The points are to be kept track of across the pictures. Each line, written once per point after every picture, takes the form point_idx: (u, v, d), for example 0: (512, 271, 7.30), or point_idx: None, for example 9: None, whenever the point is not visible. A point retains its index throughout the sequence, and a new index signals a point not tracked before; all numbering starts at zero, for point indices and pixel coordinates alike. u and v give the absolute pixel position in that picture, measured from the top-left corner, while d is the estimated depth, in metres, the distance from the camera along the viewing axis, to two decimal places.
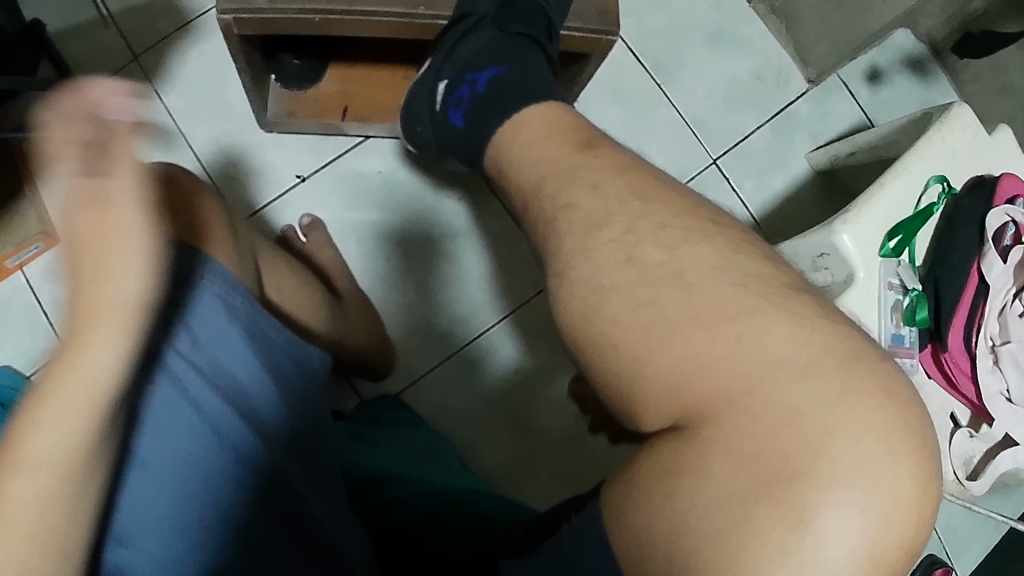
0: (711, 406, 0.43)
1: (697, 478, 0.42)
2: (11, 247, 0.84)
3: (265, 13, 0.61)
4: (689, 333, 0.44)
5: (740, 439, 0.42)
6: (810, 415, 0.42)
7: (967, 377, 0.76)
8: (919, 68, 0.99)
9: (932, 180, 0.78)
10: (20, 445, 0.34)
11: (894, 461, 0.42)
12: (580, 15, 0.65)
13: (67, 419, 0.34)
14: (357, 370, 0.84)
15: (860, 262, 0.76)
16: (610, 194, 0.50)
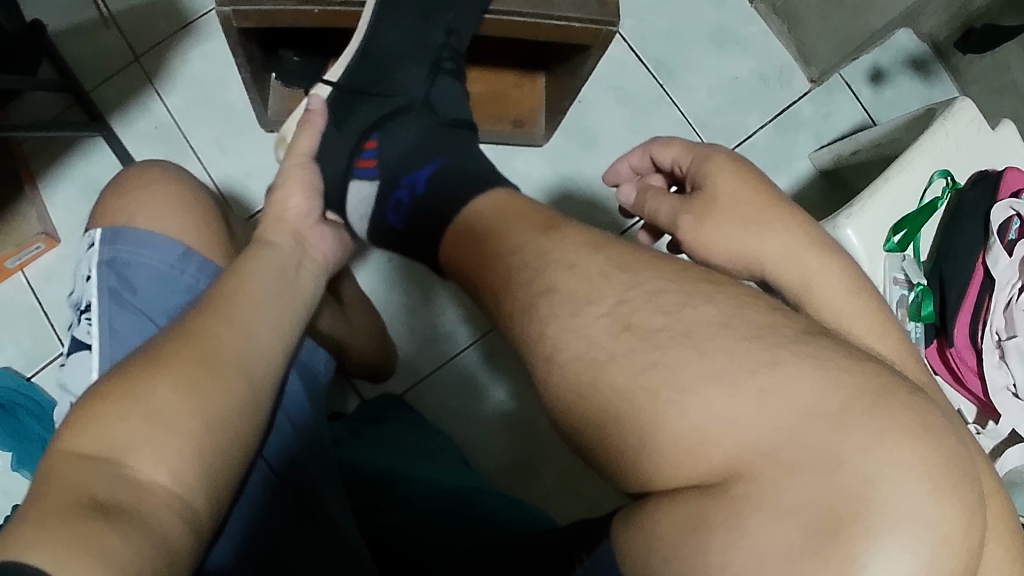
0: (743, 468, 0.34)
1: (729, 535, 0.32)
2: (12, 247, 0.82)
3: (264, 5, 0.62)
4: (704, 392, 0.36)
5: (776, 496, 0.33)
6: (849, 458, 0.32)
7: (973, 373, 0.76)
8: (923, 68, 0.98)
9: (936, 175, 0.77)
10: (194, 335, 0.44)
11: (942, 498, 0.32)
12: (581, 7, 0.66)
13: (230, 333, 0.45)
14: (360, 372, 0.83)
15: (865, 256, 0.76)
16: (592, 271, 0.41)
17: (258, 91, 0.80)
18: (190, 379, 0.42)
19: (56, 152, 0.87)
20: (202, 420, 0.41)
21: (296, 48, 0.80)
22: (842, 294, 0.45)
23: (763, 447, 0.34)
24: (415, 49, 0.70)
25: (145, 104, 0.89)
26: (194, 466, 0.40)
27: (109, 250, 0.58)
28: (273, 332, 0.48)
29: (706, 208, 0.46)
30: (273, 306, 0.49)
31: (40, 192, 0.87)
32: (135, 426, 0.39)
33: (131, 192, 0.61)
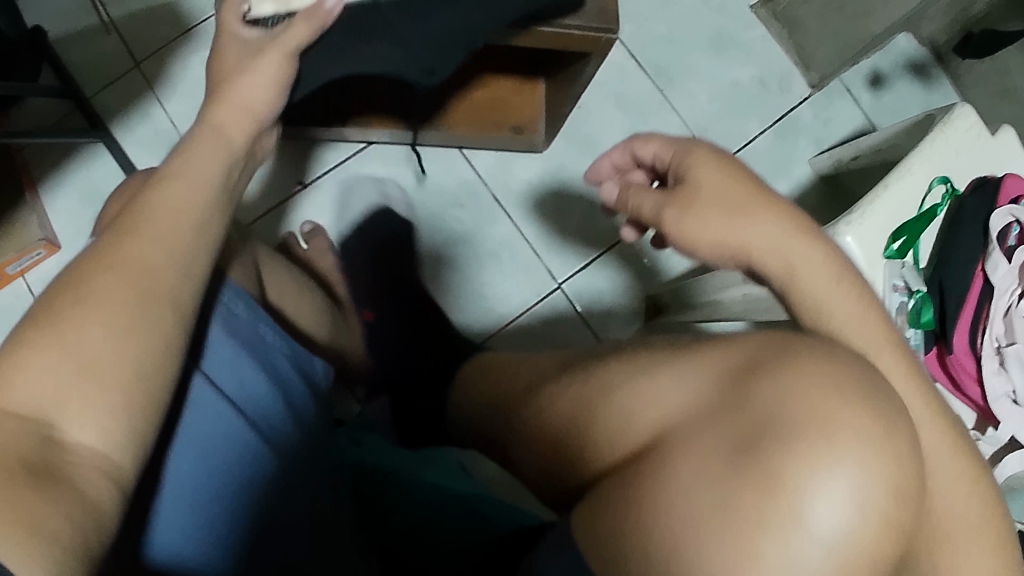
0: (674, 421, 0.40)
1: (660, 476, 0.38)
2: (11, 253, 0.82)
3: None
4: (636, 383, 0.43)
5: (695, 430, 0.38)
6: (750, 381, 0.38)
7: (972, 379, 0.76)
8: (922, 72, 0.98)
9: (937, 181, 0.78)
10: (114, 259, 0.39)
11: (851, 398, 0.36)
12: (581, 14, 0.66)
13: (145, 257, 0.39)
14: (361, 378, 0.82)
15: (865, 262, 0.75)
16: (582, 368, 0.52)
17: None
18: (111, 309, 0.37)
19: (57, 158, 0.88)
20: (131, 361, 0.36)
21: None
22: (826, 281, 0.44)
23: (688, 402, 0.40)
24: (447, 36, 0.61)
25: (145, 110, 0.88)
26: (128, 415, 0.36)
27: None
28: (197, 240, 0.42)
29: (689, 200, 0.44)
30: (195, 218, 0.42)
31: (41, 199, 0.87)
32: (50, 372, 0.35)
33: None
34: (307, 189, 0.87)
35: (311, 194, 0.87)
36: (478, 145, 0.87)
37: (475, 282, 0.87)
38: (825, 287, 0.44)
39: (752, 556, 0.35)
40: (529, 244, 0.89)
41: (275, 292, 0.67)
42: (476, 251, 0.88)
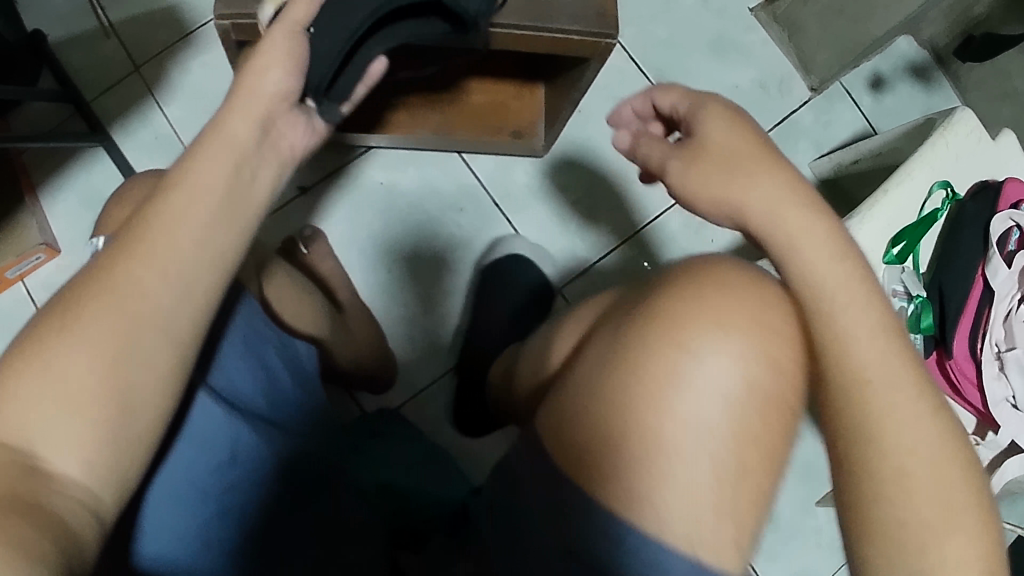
0: (605, 324, 0.48)
1: (586, 359, 0.46)
2: (11, 258, 0.82)
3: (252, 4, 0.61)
4: (587, 319, 0.53)
5: (617, 326, 0.46)
6: (665, 281, 0.46)
7: (972, 385, 0.76)
8: (923, 75, 0.98)
9: (936, 186, 0.77)
10: (114, 285, 0.37)
11: (739, 285, 0.44)
12: (580, 18, 0.66)
13: (148, 286, 0.38)
14: (361, 381, 0.82)
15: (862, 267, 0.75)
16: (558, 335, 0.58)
17: None
18: (96, 349, 0.36)
19: (56, 162, 0.88)
20: (111, 398, 0.36)
21: None
22: (828, 256, 0.43)
23: (619, 310, 0.48)
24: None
25: (144, 114, 0.88)
26: (111, 453, 0.37)
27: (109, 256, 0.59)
28: (202, 257, 0.39)
29: (693, 154, 0.46)
30: (215, 226, 0.40)
31: (41, 203, 0.87)
32: (41, 407, 0.35)
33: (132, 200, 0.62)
34: (306, 193, 0.87)
35: (311, 198, 0.87)
36: (477, 150, 0.87)
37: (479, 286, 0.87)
38: (828, 266, 0.43)
39: (658, 402, 0.42)
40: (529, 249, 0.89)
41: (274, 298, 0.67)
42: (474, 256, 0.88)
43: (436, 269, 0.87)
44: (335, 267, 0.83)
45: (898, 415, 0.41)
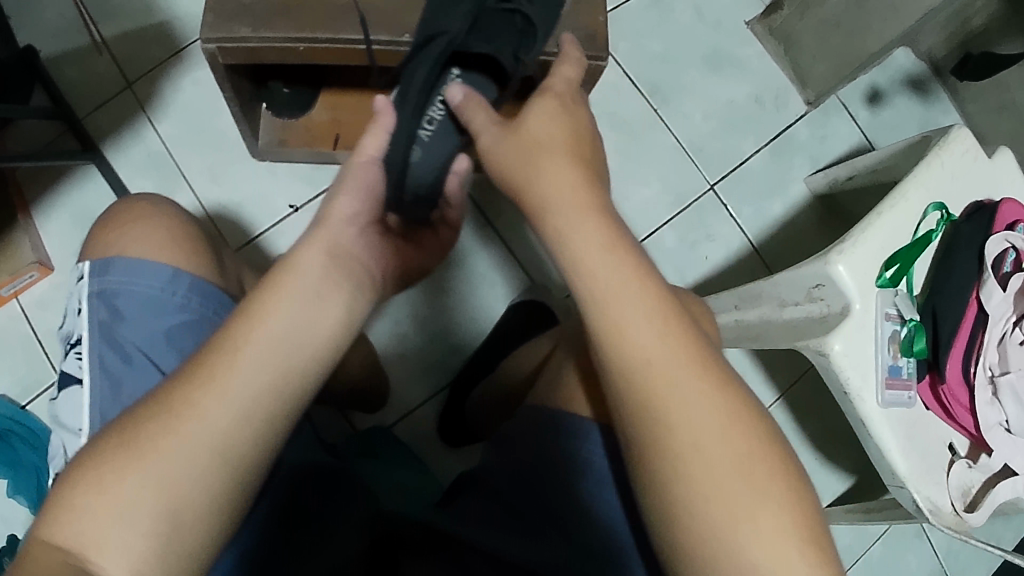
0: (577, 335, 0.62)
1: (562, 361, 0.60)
2: (6, 276, 0.82)
3: (249, 41, 0.70)
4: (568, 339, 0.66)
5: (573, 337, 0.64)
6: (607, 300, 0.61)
7: (964, 409, 0.75)
8: (921, 88, 0.97)
9: (932, 207, 0.76)
10: (191, 412, 0.39)
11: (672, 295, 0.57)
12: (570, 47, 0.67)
13: (214, 418, 0.39)
14: (353, 401, 0.81)
15: (857, 292, 0.73)
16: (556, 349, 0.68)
17: (247, 121, 0.80)
18: (159, 457, 0.38)
19: (50, 179, 0.88)
20: (163, 503, 0.38)
21: (284, 77, 0.80)
22: (590, 245, 0.44)
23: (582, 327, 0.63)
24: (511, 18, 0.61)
25: (136, 131, 0.88)
26: (158, 556, 0.37)
27: (99, 282, 0.60)
28: (266, 388, 0.41)
29: (506, 131, 0.49)
30: (277, 366, 0.42)
31: (34, 221, 0.87)
32: (102, 523, 0.37)
33: (119, 229, 0.64)
34: (299, 212, 0.88)
35: (304, 216, 0.88)
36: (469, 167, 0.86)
37: (474, 305, 0.87)
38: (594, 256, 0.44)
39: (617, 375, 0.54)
40: (520, 266, 0.89)
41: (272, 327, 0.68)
42: (466, 273, 0.87)
43: (432, 290, 0.86)
44: None
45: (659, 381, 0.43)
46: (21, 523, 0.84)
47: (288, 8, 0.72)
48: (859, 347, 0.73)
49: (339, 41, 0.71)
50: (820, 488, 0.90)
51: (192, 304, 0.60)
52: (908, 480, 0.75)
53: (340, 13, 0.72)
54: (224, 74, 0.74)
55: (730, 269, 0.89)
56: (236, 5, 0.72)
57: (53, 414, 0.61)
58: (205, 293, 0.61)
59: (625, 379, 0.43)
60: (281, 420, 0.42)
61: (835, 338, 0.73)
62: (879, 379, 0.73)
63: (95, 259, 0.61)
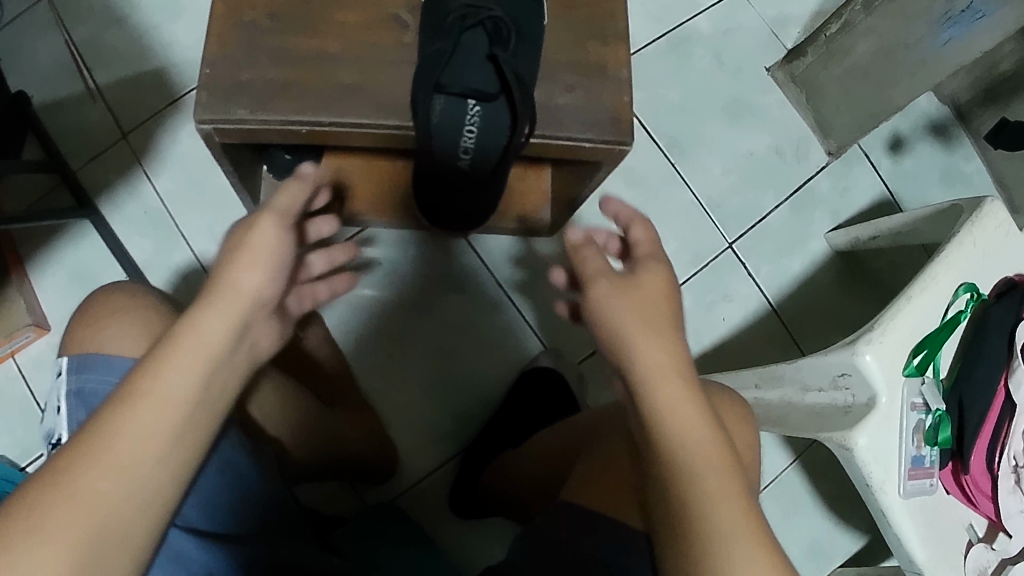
0: (603, 432, 0.61)
1: (585, 460, 0.58)
2: (1, 337, 0.79)
3: (247, 123, 0.64)
4: (596, 418, 0.66)
5: (601, 421, 0.65)
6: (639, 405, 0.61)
7: (987, 497, 0.67)
8: (943, 134, 0.93)
9: (962, 289, 0.68)
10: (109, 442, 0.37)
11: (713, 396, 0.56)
12: (593, 126, 0.66)
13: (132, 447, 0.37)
14: (357, 474, 0.79)
15: (884, 384, 0.66)
16: (583, 423, 0.67)
17: (248, 188, 0.76)
18: (97, 504, 0.35)
19: (46, 235, 0.85)
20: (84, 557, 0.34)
21: (285, 146, 0.75)
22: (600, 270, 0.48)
23: (607, 423, 0.62)
24: (480, 45, 0.67)
25: (133, 186, 0.85)
26: None
27: (75, 379, 0.56)
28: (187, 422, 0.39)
29: (625, 288, 0.47)
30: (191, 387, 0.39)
31: (29, 278, 0.84)
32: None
33: (97, 319, 0.59)
34: None
35: None
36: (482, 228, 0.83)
37: (479, 371, 0.85)
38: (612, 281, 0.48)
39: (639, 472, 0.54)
40: (535, 333, 0.86)
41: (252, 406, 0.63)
42: (479, 340, 0.85)
43: (434, 353, 0.84)
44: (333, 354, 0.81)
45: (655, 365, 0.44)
46: None
47: (291, 86, 0.65)
48: (884, 442, 0.65)
49: (345, 124, 0.65)
50: (835, 550, 0.88)
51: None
52: (926, 568, 0.66)
53: (344, 94, 0.65)
54: (220, 148, 0.68)
55: (746, 331, 0.87)
56: (231, 82, 0.64)
57: None
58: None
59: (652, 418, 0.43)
60: (187, 462, 0.39)
61: (860, 432, 0.65)
62: (899, 474, 0.65)
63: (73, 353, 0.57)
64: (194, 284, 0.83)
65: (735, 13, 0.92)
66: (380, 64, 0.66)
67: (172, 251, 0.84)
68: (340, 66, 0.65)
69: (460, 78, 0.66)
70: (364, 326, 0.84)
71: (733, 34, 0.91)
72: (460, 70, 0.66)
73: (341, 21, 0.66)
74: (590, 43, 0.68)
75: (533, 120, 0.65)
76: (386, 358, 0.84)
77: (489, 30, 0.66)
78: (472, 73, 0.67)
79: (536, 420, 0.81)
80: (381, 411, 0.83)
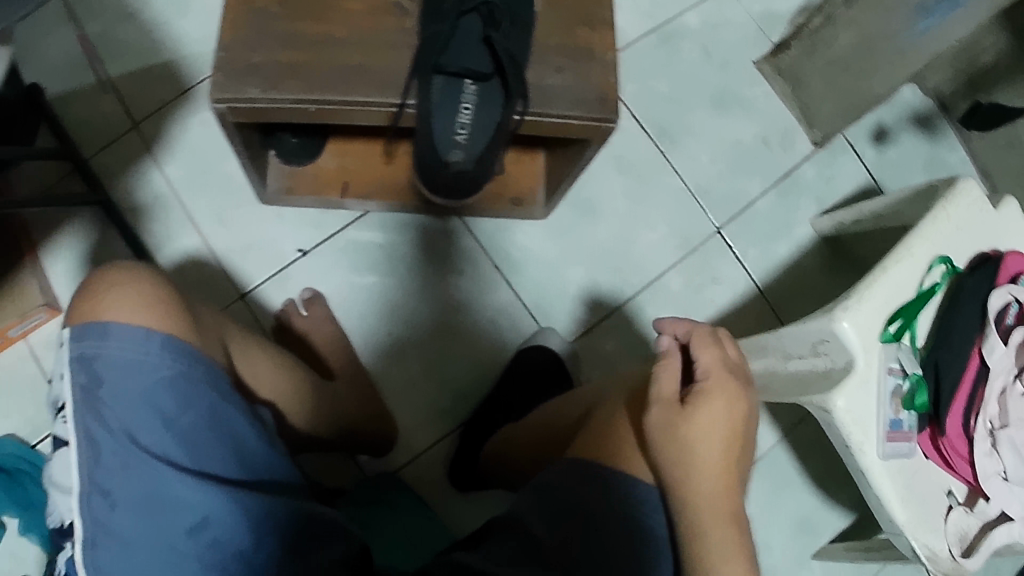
0: (609, 392, 0.63)
1: (594, 412, 0.61)
2: (14, 317, 0.82)
3: (258, 102, 0.67)
4: (596, 388, 0.67)
5: (604, 385, 0.66)
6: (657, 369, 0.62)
7: (964, 459, 0.67)
8: (927, 125, 0.97)
9: (937, 261, 0.70)
10: None
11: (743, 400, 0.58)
12: (581, 104, 0.70)
13: None
14: (360, 446, 0.82)
15: (862, 348, 0.67)
16: (577, 395, 0.70)
17: (256, 170, 0.79)
18: None
19: (58, 220, 0.88)
20: None
21: (291, 128, 0.79)
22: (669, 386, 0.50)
23: (610, 388, 0.64)
24: (471, 32, 0.71)
25: (143, 173, 0.88)
26: None
27: (75, 346, 0.52)
28: None
29: (678, 419, 0.47)
30: None
31: (41, 262, 0.87)
32: None
33: (101, 290, 0.54)
34: (306, 256, 0.88)
35: (311, 261, 0.88)
36: (479, 209, 0.86)
37: (478, 350, 0.88)
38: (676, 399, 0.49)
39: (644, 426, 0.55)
40: (529, 313, 0.89)
41: (247, 373, 0.66)
42: (475, 319, 0.88)
43: (431, 332, 0.88)
44: (332, 332, 0.83)
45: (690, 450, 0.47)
46: (32, 563, 0.84)
47: (298, 68, 0.68)
48: (863, 404, 0.67)
49: (350, 102, 0.68)
50: (822, 525, 0.91)
51: (168, 363, 0.52)
52: (905, 528, 0.68)
53: (349, 76, 0.68)
54: (232, 130, 0.71)
55: (734, 311, 0.90)
56: (244, 64, 0.67)
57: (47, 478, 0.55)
58: (183, 351, 0.53)
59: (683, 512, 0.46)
60: None
61: (837, 394, 0.67)
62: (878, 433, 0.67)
63: (76, 322, 0.53)
64: (200, 266, 0.86)
65: (722, 9, 0.96)
66: (382, 47, 0.69)
67: (181, 234, 0.87)
68: (345, 50, 0.69)
69: (458, 60, 0.71)
70: (363, 304, 0.87)
71: (720, 28, 0.95)
72: (457, 53, 0.71)
73: (348, 8, 0.70)
74: (579, 29, 0.71)
75: (525, 96, 0.69)
76: (385, 335, 0.87)
77: (484, 16, 0.71)
78: (466, 55, 0.71)
79: (530, 400, 0.83)
80: (383, 389, 0.86)
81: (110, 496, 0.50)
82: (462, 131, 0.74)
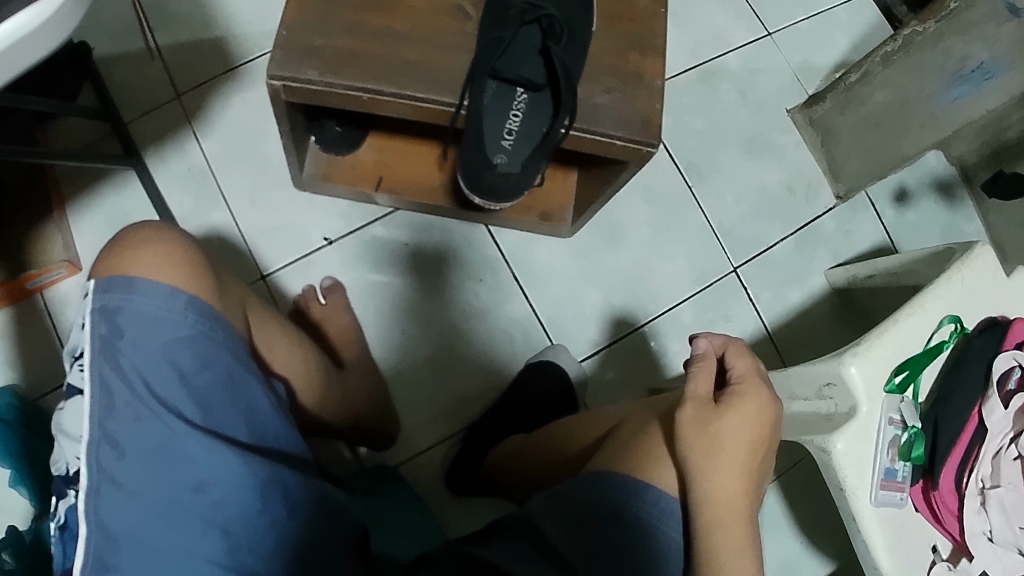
0: (631, 412, 0.65)
1: (618, 427, 0.62)
2: (35, 268, 0.82)
3: (313, 84, 0.68)
4: (610, 413, 0.68)
5: (619, 411, 0.67)
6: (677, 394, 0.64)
7: (954, 516, 0.64)
8: (947, 193, 0.99)
9: (944, 321, 0.66)
10: None
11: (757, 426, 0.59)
12: (624, 125, 0.71)
13: None
14: (363, 438, 0.82)
15: (866, 396, 0.64)
16: (589, 416, 0.71)
17: (296, 152, 0.80)
18: None
19: (90, 180, 0.89)
20: None
21: (337, 117, 0.81)
22: (704, 383, 0.55)
23: (628, 413, 0.66)
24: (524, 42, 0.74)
25: (180, 144, 0.89)
26: None
27: (98, 297, 0.50)
28: None
29: (712, 416, 0.52)
30: None
31: (68, 218, 0.88)
32: None
33: (127, 248, 0.53)
34: (332, 245, 0.89)
35: (336, 251, 0.89)
36: (507, 218, 0.87)
37: (487, 360, 0.89)
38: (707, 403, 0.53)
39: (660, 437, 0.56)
40: (543, 327, 0.90)
41: (268, 349, 0.66)
42: (488, 326, 0.89)
43: (444, 335, 0.88)
44: (347, 322, 0.84)
45: (717, 443, 0.51)
46: (19, 514, 0.82)
47: (357, 55, 0.69)
48: (862, 449, 0.63)
49: (403, 96, 0.69)
50: (803, 572, 0.92)
51: (190, 322, 0.51)
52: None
53: (406, 70, 0.69)
54: (283, 108, 0.72)
55: None
56: (305, 46, 0.69)
57: (56, 424, 0.54)
58: (204, 312, 0.52)
59: (702, 503, 0.50)
60: None
61: (838, 436, 0.63)
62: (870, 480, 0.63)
63: (99, 276, 0.51)
64: (225, 242, 0.87)
65: (764, 55, 0.99)
66: (437, 47, 0.70)
67: (210, 209, 0.88)
68: (404, 44, 0.70)
69: (513, 66, 0.75)
70: (381, 298, 0.88)
71: (758, 73, 0.98)
72: (515, 59, 0.74)
73: (410, 4, 0.71)
74: (631, 54, 0.73)
75: (573, 112, 0.70)
76: (398, 332, 0.88)
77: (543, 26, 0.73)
78: (525, 64, 0.75)
79: (537, 419, 0.84)
80: (392, 386, 0.86)
81: (118, 446, 0.48)
82: (506, 137, 0.76)
